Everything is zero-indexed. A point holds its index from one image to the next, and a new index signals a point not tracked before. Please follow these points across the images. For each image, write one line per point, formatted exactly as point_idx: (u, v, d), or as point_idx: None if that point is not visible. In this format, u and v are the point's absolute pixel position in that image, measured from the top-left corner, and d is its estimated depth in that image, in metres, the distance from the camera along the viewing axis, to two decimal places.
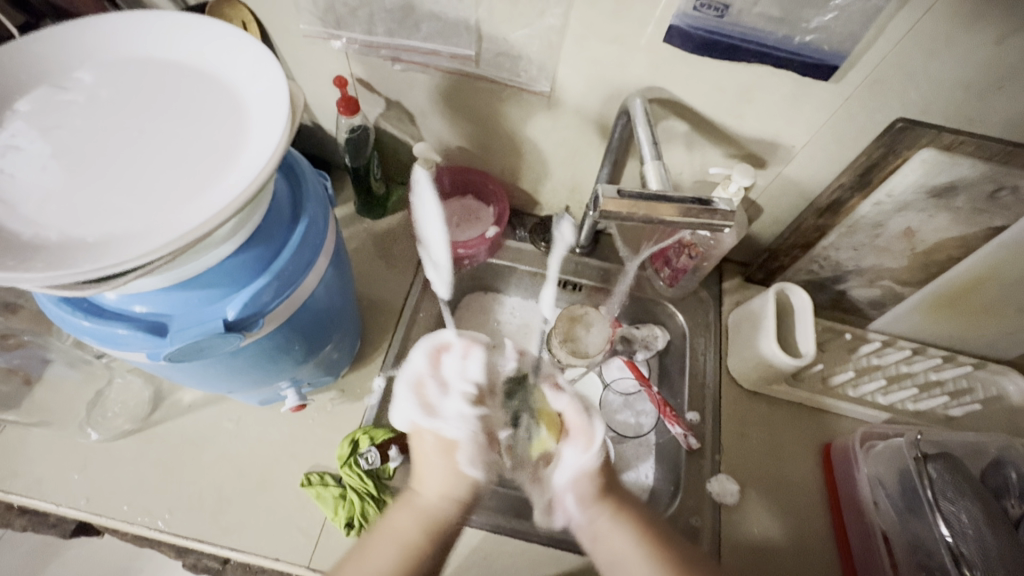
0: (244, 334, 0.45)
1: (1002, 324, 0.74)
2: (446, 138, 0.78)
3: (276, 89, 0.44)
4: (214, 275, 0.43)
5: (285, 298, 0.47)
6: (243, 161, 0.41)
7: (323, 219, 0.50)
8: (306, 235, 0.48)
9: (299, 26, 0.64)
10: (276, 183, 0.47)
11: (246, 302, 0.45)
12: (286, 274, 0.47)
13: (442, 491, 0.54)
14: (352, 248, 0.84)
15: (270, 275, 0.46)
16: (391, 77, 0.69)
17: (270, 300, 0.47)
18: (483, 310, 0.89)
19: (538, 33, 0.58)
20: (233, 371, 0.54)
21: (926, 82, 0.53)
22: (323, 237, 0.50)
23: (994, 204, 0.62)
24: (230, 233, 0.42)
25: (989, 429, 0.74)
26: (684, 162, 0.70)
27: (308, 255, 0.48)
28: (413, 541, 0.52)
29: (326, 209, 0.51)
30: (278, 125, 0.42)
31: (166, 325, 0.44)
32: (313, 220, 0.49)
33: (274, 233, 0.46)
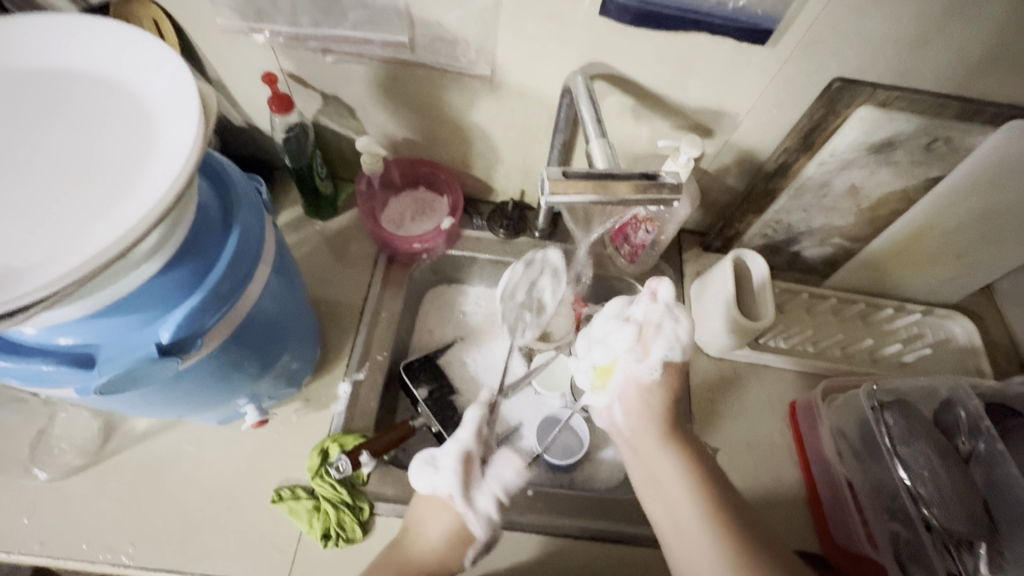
0: (182, 357, 0.43)
1: (944, 269, 0.78)
2: (390, 130, 0.75)
3: (185, 90, 0.41)
4: (142, 296, 0.41)
5: (226, 313, 0.45)
6: (158, 166, 0.38)
7: (258, 227, 0.47)
8: (241, 245, 0.45)
9: (216, 21, 0.60)
10: (201, 192, 0.44)
11: (180, 322, 0.42)
12: (222, 291, 0.44)
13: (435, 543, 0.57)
14: (305, 251, 0.80)
15: (205, 292, 0.43)
16: (325, 70, 0.66)
17: (208, 317, 0.44)
18: (448, 304, 0.87)
19: (471, 14, 0.56)
20: (181, 395, 0.51)
21: (857, 40, 0.53)
22: (260, 246, 0.47)
23: (930, 155, 0.64)
24: (154, 252, 0.39)
25: (941, 369, 0.78)
26: (634, 137, 0.70)
27: (245, 267, 0.46)
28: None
29: (260, 215, 0.48)
30: (189, 125, 0.39)
31: (94, 356, 0.41)
32: (247, 229, 0.46)
33: (206, 245, 0.43)
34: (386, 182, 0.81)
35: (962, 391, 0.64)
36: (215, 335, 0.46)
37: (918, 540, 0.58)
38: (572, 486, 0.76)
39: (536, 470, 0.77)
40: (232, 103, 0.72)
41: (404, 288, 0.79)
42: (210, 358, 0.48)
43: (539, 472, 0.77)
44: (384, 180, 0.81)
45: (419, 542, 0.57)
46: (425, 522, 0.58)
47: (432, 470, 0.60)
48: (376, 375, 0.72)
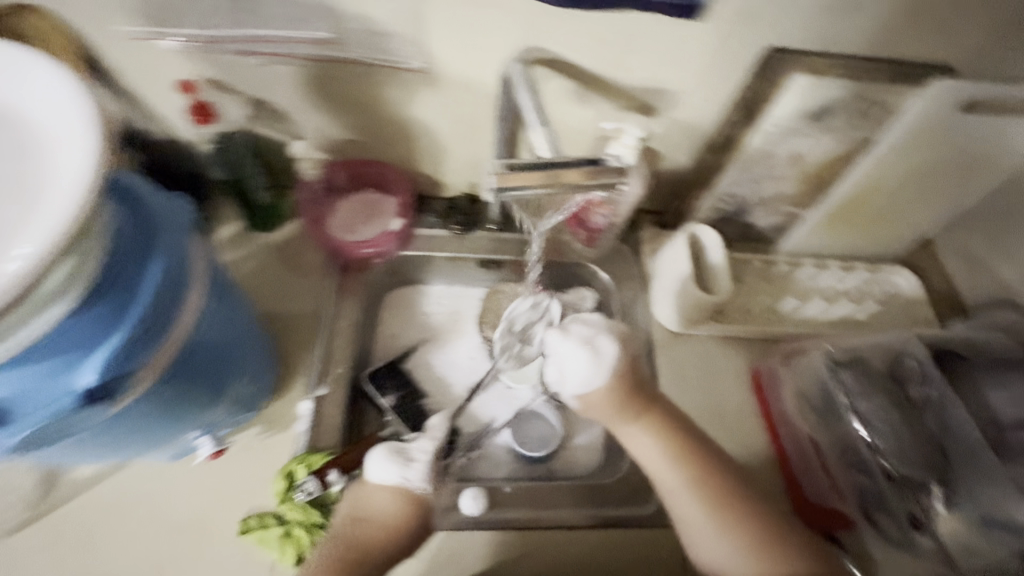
0: (112, 401, 0.41)
1: (885, 226, 0.81)
2: (328, 132, 0.72)
3: (76, 112, 0.38)
4: (57, 339, 0.38)
5: (158, 348, 0.43)
6: (55, 198, 0.35)
7: (184, 249, 0.45)
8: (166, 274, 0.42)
9: (123, 27, 0.57)
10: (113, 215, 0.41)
11: (102, 364, 0.40)
12: (150, 323, 0.41)
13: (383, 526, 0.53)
14: (250, 267, 0.76)
15: (129, 329, 0.40)
16: (250, 72, 0.62)
17: (137, 354, 0.41)
18: (409, 306, 0.85)
19: (397, 4, 0.54)
20: (126, 432, 0.48)
21: (781, 7, 0.54)
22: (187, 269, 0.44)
23: (865, 117, 0.65)
24: (63, 292, 0.36)
25: (891, 324, 0.81)
26: (580, 121, 0.68)
27: (174, 294, 0.43)
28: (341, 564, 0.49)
29: (188, 239, 0.45)
30: (86, 152, 0.36)
31: (13, 410, 0.39)
32: (172, 257, 0.43)
33: (126, 279, 0.40)
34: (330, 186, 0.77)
35: (910, 342, 0.68)
36: (147, 372, 0.43)
37: (873, 486, 0.62)
38: (551, 476, 0.75)
39: (513, 464, 0.76)
40: (153, 115, 0.68)
41: (362, 294, 0.76)
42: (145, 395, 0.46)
43: (517, 466, 0.76)
44: (329, 183, 0.77)
45: (359, 530, 0.52)
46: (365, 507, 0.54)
47: (402, 462, 0.56)
48: (339, 388, 0.69)
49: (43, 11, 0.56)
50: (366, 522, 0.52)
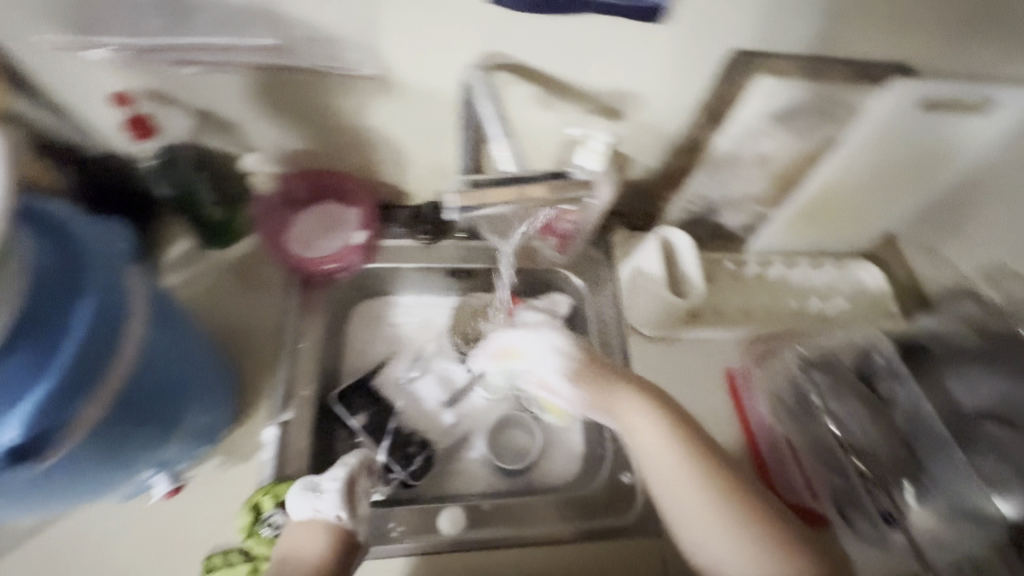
0: (37, 461, 0.38)
1: (851, 221, 0.81)
2: (282, 142, 0.68)
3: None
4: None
5: (85, 404, 0.40)
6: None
7: (115, 284, 0.42)
8: (90, 314, 0.39)
9: (44, 37, 0.51)
10: (38, 259, 0.39)
11: (25, 419, 0.37)
12: (81, 371, 0.39)
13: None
14: (202, 289, 0.72)
15: (48, 382, 0.37)
16: (189, 83, 0.57)
17: (61, 411, 0.38)
18: (376, 320, 0.81)
19: (347, 9, 0.50)
20: (76, 481, 0.46)
21: (742, 12, 0.54)
22: (123, 305, 0.42)
23: (828, 119, 0.65)
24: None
25: (858, 319, 0.82)
26: (545, 126, 0.66)
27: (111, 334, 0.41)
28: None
29: (120, 271, 0.43)
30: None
31: None
32: (100, 296, 0.40)
33: (42, 319, 0.38)
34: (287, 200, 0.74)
35: (876, 340, 0.69)
36: (83, 419, 0.40)
37: (851, 487, 0.62)
38: (530, 488, 0.74)
39: (490, 478, 0.75)
40: (88, 130, 0.63)
41: (324, 311, 0.73)
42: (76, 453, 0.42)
43: (494, 479, 0.75)
44: (286, 194, 0.73)
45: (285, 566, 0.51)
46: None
47: (313, 494, 0.55)
48: (305, 413, 0.66)
49: None
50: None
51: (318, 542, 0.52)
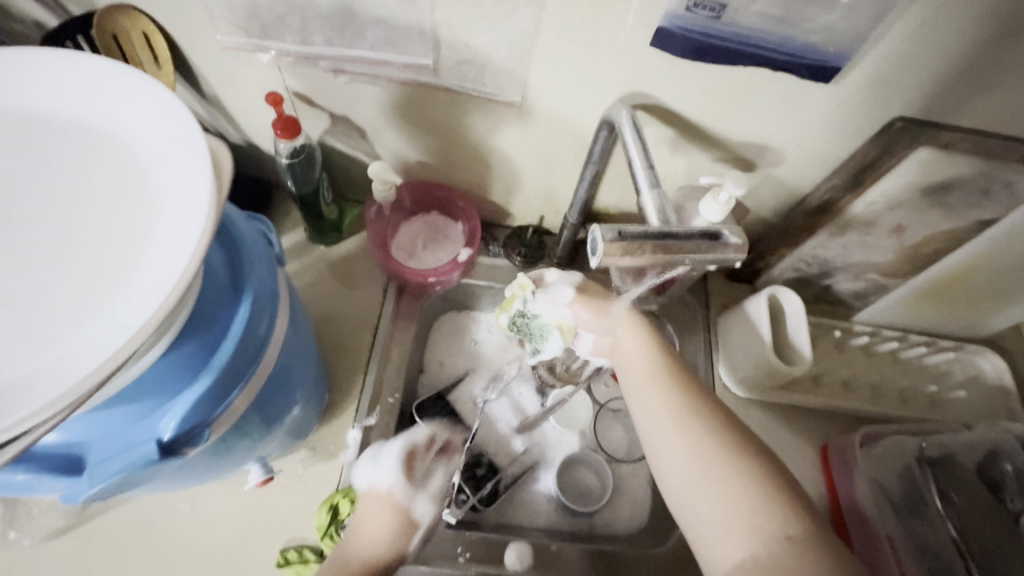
0: (184, 453, 0.40)
1: (981, 306, 0.74)
2: (405, 153, 0.69)
3: (195, 161, 0.39)
4: (146, 381, 0.38)
5: (233, 401, 0.43)
6: (163, 244, 0.37)
7: (269, 287, 0.45)
8: (252, 314, 0.43)
9: (214, 35, 0.52)
10: (210, 253, 0.42)
11: (184, 411, 0.40)
12: (230, 372, 0.42)
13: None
14: (307, 282, 0.74)
15: (211, 376, 0.41)
16: (336, 91, 0.59)
17: (215, 404, 0.42)
18: (460, 334, 0.82)
19: (506, 38, 0.50)
20: (197, 467, 0.49)
21: (921, 81, 0.50)
22: (272, 309, 0.45)
23: (986, 199, 0.59)
24: (158, 336, 0.35)
25: (973, 413, 0.75)
26: (669, 167, 0.65)
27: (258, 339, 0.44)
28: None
29: (274, 273, 0.46)
30: (200, 205, 0.37)
31: (85, 456, 0.40)
32: (260, 296, 0.44)
33: (214, 316, 0.41)
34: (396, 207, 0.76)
35: (1008, 446, 0.61)
36: (231, 412, 0.43)
37: None
38: (592, 531, 0.72)
39: (553, 513, 0.73)
40: (234, 123, 0.66)
41: (416, 320, 0.73)
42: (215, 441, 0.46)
43: (557, 516, 0.73)
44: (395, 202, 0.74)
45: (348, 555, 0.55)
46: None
47: (375, 461, 0.61)
48: (389, 420, 0.66)
49: (133, 11, 0.52)
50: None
51: (379, 535, 0.56)
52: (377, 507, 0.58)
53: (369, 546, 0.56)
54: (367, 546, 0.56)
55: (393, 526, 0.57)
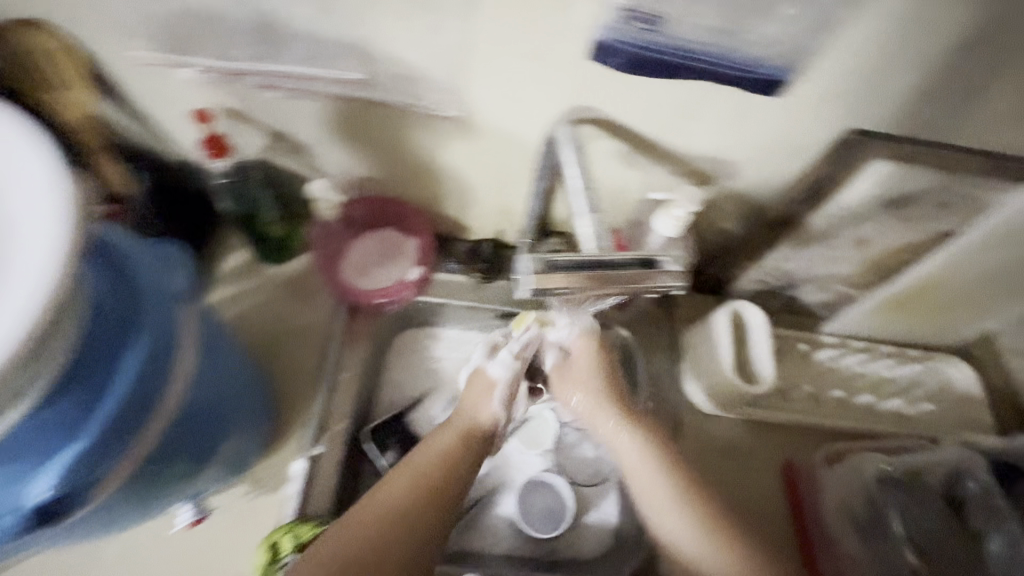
0: (60, 515, 0.40)
1: (949, 316, 0.73)
2: (350, 168, 0.65)
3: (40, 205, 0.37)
4: (27, 437, 0.39)
5: (125, 451, 0.42)
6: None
7: (163, 332, 0.44)
8: (142, 362, 0.42)
9: (130, 52, 0.50)
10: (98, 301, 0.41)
11: (63, 471, 0.40)
12: (113, 426, 0.41)
13: (436, 457, 0.57)
14: (254, 303, 0.71)
15: (95, 431, 0.40)
16: (269, 107, 0.56)
17: (97, 460, 0.41)
18: (418, 352, 0.75)
19: (437, 52, 0.47)
20: (114, 515, 0.48)
21: (870, 94, 0.48)
22: (166, 357, 0.44)
23: (946, 211, 0.57)
24: (21, 399, 0.35)
25: (942, 425, 0.73)
26: (624, 180, 0.62)
27: (147, 391, 0.43)
28: (363, 557, 0.49)
29: (168, 314, 0.45)
30: (37, 256, 0.35)
31: None
32: (152, 343, 0.43)
33: (100, 367, 0.41)
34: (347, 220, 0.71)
35: (973, 463, 0.61)
36: (123, 463, 0.43)
37: None
38: (554, 558, 0.70)
39: (514, 540, 0.71)
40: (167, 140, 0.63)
41: (368, 341, 0.70)
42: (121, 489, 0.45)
43: (518, 542, 0.70)
44: (345, 219, 0.70)
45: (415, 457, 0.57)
46: (390, 476, 0.55)
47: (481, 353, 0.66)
48: (336, 449, 0.63)
49: (40, 27, 0.49)
50: (431, 465, 0.56)
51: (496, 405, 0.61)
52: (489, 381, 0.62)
53: (476, 402, 0.61)
54: (474, 406, 0.61)
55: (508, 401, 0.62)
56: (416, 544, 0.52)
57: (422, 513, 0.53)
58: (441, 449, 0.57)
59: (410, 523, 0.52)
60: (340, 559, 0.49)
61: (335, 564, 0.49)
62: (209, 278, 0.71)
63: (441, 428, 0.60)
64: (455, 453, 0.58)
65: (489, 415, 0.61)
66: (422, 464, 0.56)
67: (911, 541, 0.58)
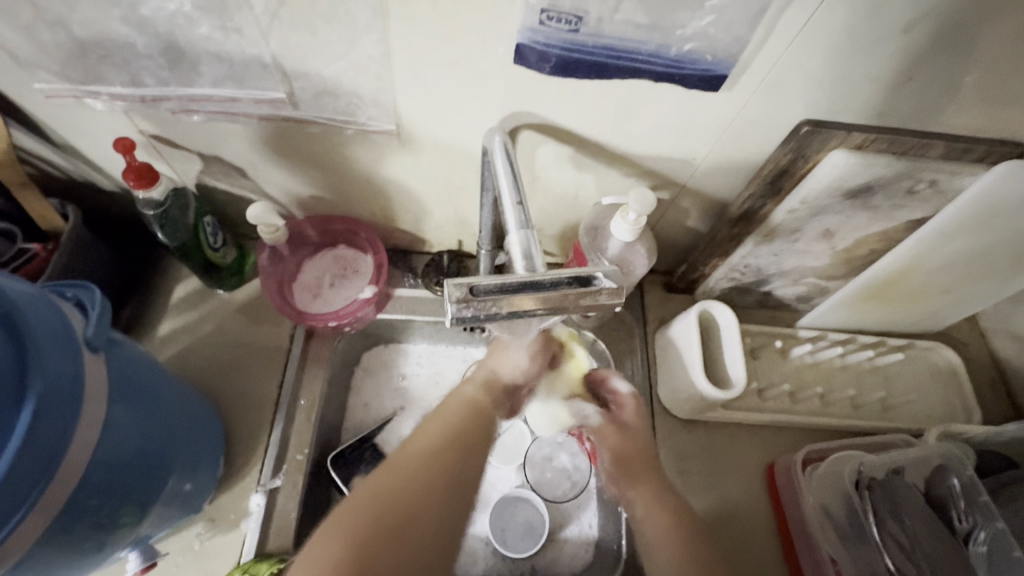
0: None
1: (928, 304, 0.70)
2: (293, 188, 0.63)
3: None
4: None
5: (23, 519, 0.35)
6: None
7: (68, 379, 0.37)
8: (38, 420, 0.35)
9: (36, 85, 0.48)
10: None
11: None
12: (6, 497, 0.34)
13: (462, 403, 0.57)
14: (207, 331, 0.68)
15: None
16: (194, 132, 0.53)
17: None
18: (384, 370, 0.73)
19: (357, 65, 0.45)
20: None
21: (821, 83, 0.45)
22: (71, 411, 0.37)
23: (913, 198, 0.55)
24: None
25: (928, 416, 0.71)
26: (577, 184, 0.60)
27: (46, 452, 0.36)
28: (407, 491, 0.48)
29: (71, 359, 0.38)
30: None
31: None
32: (48, 397, 0.36)
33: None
34: (298, 241, 0.68)
35: (955, 458, 0.57)
36: (22, 533, 0.36)
37: None
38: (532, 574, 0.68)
39: (491, 559, 0.69)
40: (98, 170, 0.60)
41: (328, 365, 0.67)
42: (28, 556, 0.38)
43: (495, 561, 0.69)
44: (294, 240, 0.67)
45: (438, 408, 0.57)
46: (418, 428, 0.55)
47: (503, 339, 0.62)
48: (296, 480, 0.61)
49: None
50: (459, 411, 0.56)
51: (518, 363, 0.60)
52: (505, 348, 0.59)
53: (498, 359, 0.60)
54: (496, 360, 0.60)
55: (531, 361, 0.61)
56: (455, 480, 0.51)
57: (459, 451, 0.53)
58: (466, 399, 0.58)
59: (448, 460, 0.51)
60: (384, 492, 0.48)
61: (381, 497, 0.47)
62: (158, 308, 0.68)
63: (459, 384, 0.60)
64: (481, 402, 0.58)
65: (508, 370, 0.60)
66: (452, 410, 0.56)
67: (897, 548, 0.54)
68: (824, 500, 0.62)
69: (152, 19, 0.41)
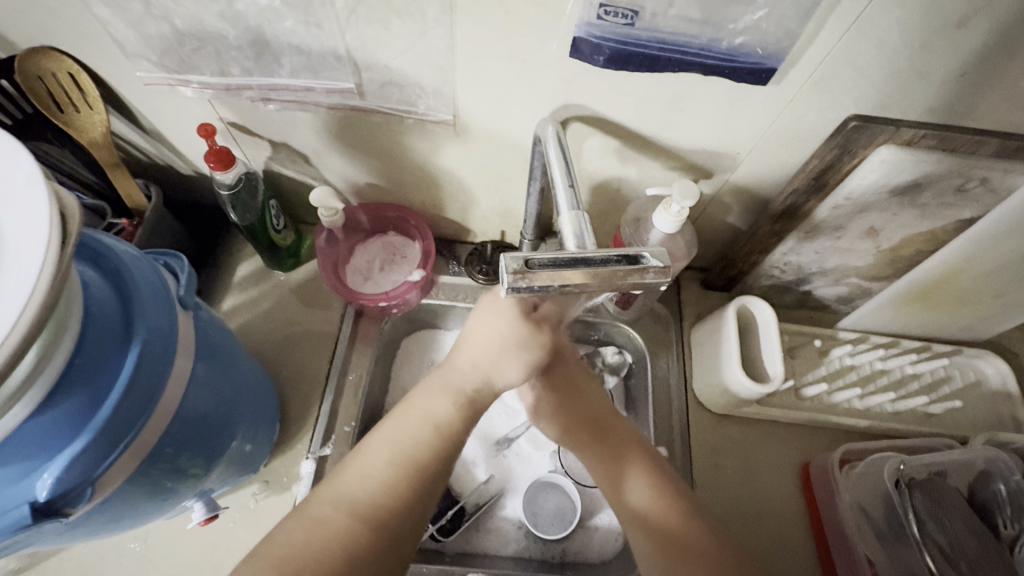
0: (64, 516, 0.37)
1: (976, 310, 0.68)
2: (352, 175, 0.67)
3: (28, 217, 0.33)
4: (11, 446, 0.35)
5: (124, 451, 0.39)
6: None
7: (163, 331, 0.42)
8: (140, 366, 0.39)
9: (137, 73, 0.53)
10: (92, 300, 0.38)
11: (63, 473, 0.37)
12: (115, 428, 0.38)
13: (403, 435, 0.48)
14: (266, 308, 0.73)
15: (92, 435, 0.37)
16: (270, 120, 0.58)
17: (98, 461, 0.38)
18: (421, 353, 0.75)
19: (422, 57, 0.48)
20: (110, 518, 0.44)
21: (871, 78, 0.46)
22: (166, 358, 0.42)
23: (962, 197, 0.55)
24: (21, 396, 0.33)
25: (974, 424, 0.69)
26: (621, 176, 0.62)
27: (146, 393, 0.40)
28: (324, 559, 0.41)
29: (166, 314, 0.42)
30: (15, 263, 0.31)
31: None
32: (149, 344, 0.40)
33: (96, 371, 0.37)
34: (351, 227, 0.73)
35: (1003, 464, 0.56)
36: (118, 468, 0.40)
37: None
38: (563, 558, 0.69)
39: (523, 541, 0.70)
40: (179, 154, 0.66)
41: (375, 344, 0.71)
42: (118, 491, 0.42)
43: (527, 544, 0.70)
44: (349, 225, 0.72)
45: (399, 408, 0.50)
46: (366, 443, 0.48)
47: (504, 310, 0.49)
48: (343, 450, 0.64)
49: (54, 52, 0.52)
50: (405, 441, 0.47)
51: (497, 360, 0.50)
52: (495, 325, 0.49)
53: (490, 362, 0.50)
54: (488, 364, 0.50)
55: (521, 356, 0.49)
56: (390, 534, 0.44)
57: (400, 495, 0.45)
58: (415, 425, 0.48)
59: (381, 512, 0.44)
60: (298, 553, 0.41)
61: (294, 560, 0.40)
62: (223, 285, 0.73)
63: (427, 386, 0.51)
64: (442, 420, 0.49)
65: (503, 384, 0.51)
66: (397, 436, 0.48)
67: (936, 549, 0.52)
68: (859, 500, 0.61)
69: (245, 14, 0.45)
